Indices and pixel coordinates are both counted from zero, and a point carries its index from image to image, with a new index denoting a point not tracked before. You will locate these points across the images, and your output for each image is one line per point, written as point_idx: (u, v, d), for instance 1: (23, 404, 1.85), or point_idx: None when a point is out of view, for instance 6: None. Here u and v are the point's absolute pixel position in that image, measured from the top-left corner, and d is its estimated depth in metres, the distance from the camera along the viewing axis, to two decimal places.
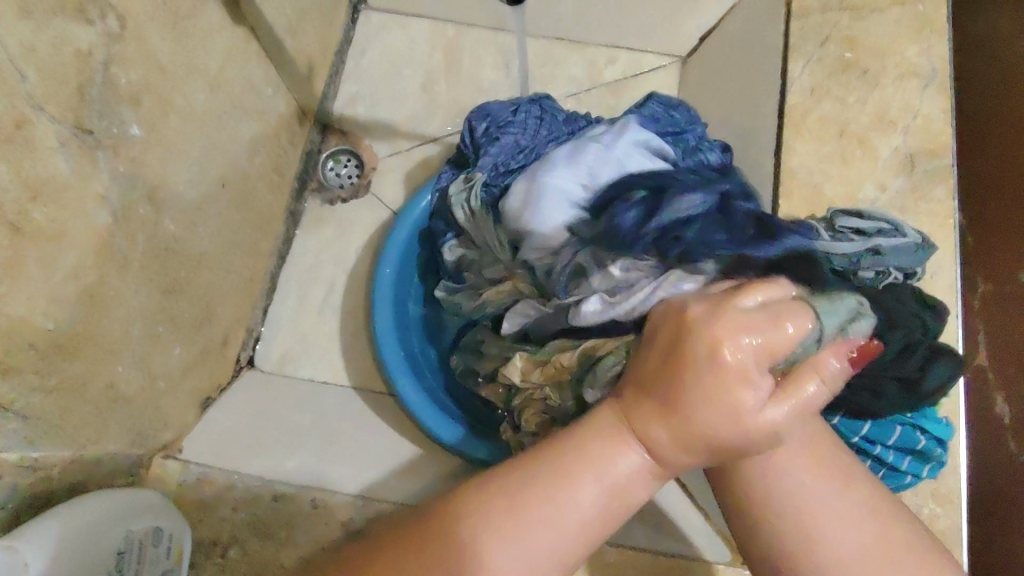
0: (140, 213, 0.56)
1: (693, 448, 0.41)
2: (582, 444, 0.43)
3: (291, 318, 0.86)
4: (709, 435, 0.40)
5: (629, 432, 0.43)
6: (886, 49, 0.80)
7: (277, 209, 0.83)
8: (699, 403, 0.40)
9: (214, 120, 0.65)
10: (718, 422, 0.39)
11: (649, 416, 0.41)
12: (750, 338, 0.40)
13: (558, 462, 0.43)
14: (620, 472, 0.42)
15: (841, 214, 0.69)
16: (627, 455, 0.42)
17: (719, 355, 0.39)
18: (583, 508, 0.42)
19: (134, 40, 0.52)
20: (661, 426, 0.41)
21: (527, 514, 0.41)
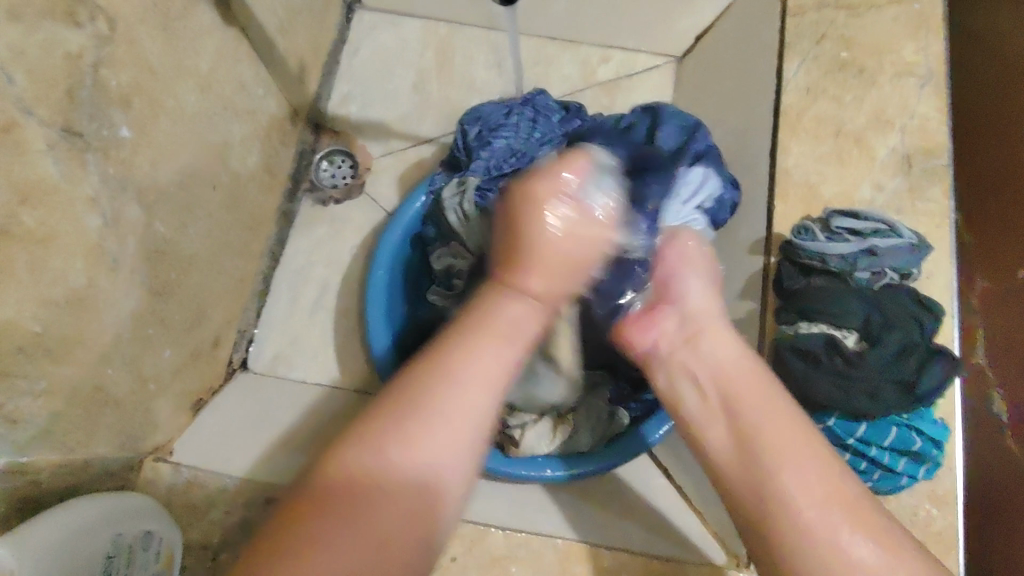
0: (129, 215, 0.55)
1: (553, 286, 0.50)
2: (465, 319, 0.47)
3: (284, 319, 0.86)
4: (560, 270, 0.50)
5: (501, 300, 0.48)
6: (881, 48, 0.79)
7: (269, 210, 0.83)
8: (539, 255, 0.50)
9: (206, 122, 0.65)
10: (556, 260, 0.50)
11: (515, 274, 0.49)
12: (559, 201, 0.53)
13: (449, 353, 0.44)
14: (495, 339, 0.46)
15: (836, 214, 0.68)
16: (498, 325, 0.46)
17: (549, 209, 0.52)
18: (474, 377, 0.43)
19: (125, 42, 0.52)
20: (537, 279, 0.49)
21: (418, 412, 0.41)
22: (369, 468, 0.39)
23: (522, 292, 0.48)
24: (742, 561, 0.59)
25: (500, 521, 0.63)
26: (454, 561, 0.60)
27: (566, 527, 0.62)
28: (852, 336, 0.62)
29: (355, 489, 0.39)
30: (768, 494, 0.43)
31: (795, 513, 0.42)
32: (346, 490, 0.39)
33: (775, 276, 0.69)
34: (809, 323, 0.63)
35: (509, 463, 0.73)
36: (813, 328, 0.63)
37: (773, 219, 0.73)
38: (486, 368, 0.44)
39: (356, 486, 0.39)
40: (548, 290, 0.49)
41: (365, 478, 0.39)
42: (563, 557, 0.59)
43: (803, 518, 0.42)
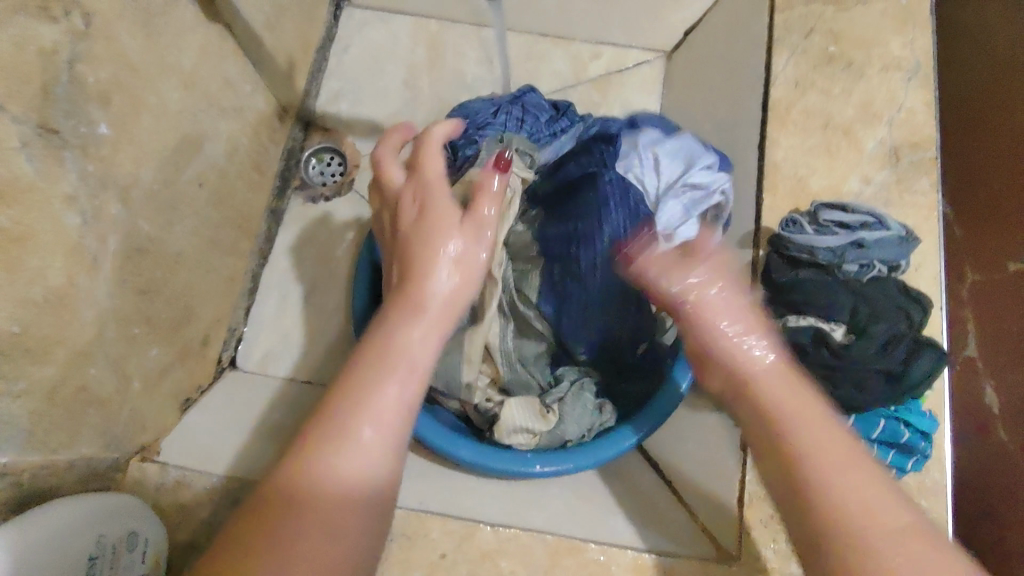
0: (110, 213, 0.55)
1: (451, 291, 0.46)
2: (362, 362, 0.40)
3: (274, 318, 0.85)
4: (449, 268, 0.46)
5: (399, 313, 0.44)
6: (869, 40, 0.79)
7: (257, 207, 0.82)
8: (429, 258, 0.46)
9: (190, 118, 0.64)
10: (431, 249, 0.47)
11: (406, 303, 0.44)
12: (445, 200, 0.50)
13: (340, 408, 0.38)
14: (406, 371, 0.40)
15: (824, 206, 0.68)
16: (420, 318, 0.43)
17: (431, 222, 0.48)
18: (384, 416, 0.38)
19: (103, 38, 0.51)
20: (432, 292, 0.45)
21: (355, 412, 0.38)
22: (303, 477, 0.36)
23: (416, 303, 0.44)
24: (733, 556, 0.59)
25: (489, 516, 0.62)
26: (442, 558, 0.59)
27: (555, 522, 0.62)
28: (840, 328, 0.62)
29: (304, 493, 0.35)
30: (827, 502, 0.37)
31: (844, 501, 0.36)
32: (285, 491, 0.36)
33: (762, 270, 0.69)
34: (797, 315, 0.63)
35: (488, 458, 0.68)
36: (801, 320, 0.63)
37: (761, 212, 0.73)
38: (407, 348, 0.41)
39: (291, 500, 0.35)
40: (439, 305, 0.44)
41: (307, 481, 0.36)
42: (553, 552, 0.59)
43: (855, 507, 0.36)
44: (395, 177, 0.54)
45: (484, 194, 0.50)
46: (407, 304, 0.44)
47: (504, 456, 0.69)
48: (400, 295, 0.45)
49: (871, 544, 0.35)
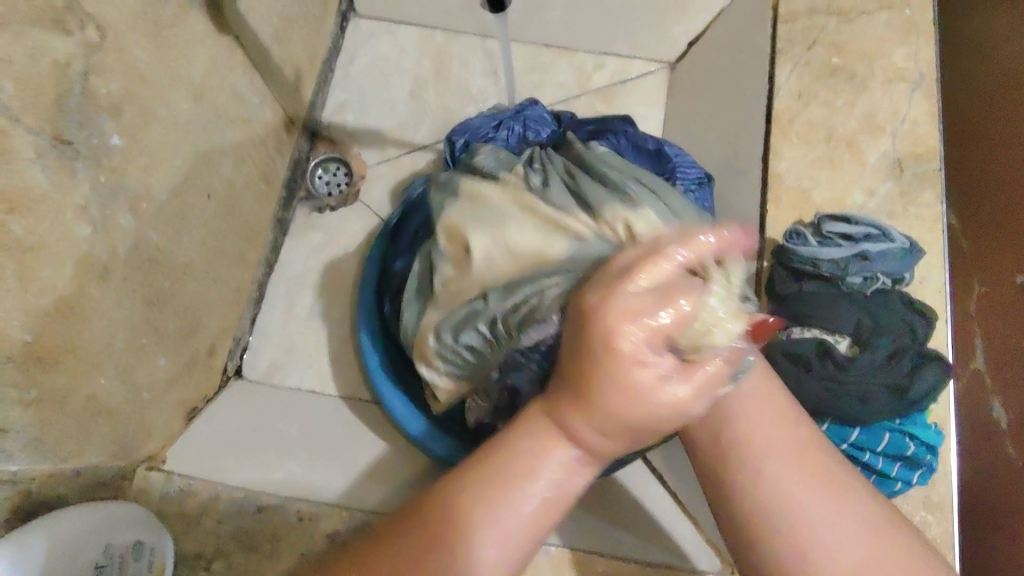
0: (120, 223, 0.55)
1: (616, 444, 0.39)
2: (498, 452, 0.41)
3: (279, 328, 0.86)
4: (626, 430, 0.38)
5: (535, 440, 0.40)
6: (871, 54, 0.80)
7: (264, 217, 0.83)
8: (604, 399, 0.37)
9: (200, 129, 0.65)
10: (634, 424, 0.38)
11: (570, 418, 0.39)
12: (651, 310, 0.37)
13: (462, 478, 0.41)
14: (545, 477, 0.40)
15: (827, 218, 0.68)
16: (568, 444, 0.40)
17: (620, 337, 0.37)
18: (506, 530, 0.39)
19: (114, 50, 0.52)
20: (582, 424, 0.39)
21: (500, 482, 0.40)
22: (450, 547, 0.39)
23: (577, 443, 0.39)
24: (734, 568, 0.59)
25: None
26: None
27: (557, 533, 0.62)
28: (844, 340, 0.62)
29: (428, 530, 0.40)
30: (756, 479, 0.45)
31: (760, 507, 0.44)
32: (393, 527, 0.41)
33: (767, 282, 0.70)
34: (802, 328, 0.63)
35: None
36: (806, 333, 0.63)
37: (766, 224, 0.73)
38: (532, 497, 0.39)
39: (452, 563, 0.39)
40: (604, 449, 0.39)
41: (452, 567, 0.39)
42: (558, 565, 0.60)
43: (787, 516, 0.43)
44: (665, 263, 0.39)
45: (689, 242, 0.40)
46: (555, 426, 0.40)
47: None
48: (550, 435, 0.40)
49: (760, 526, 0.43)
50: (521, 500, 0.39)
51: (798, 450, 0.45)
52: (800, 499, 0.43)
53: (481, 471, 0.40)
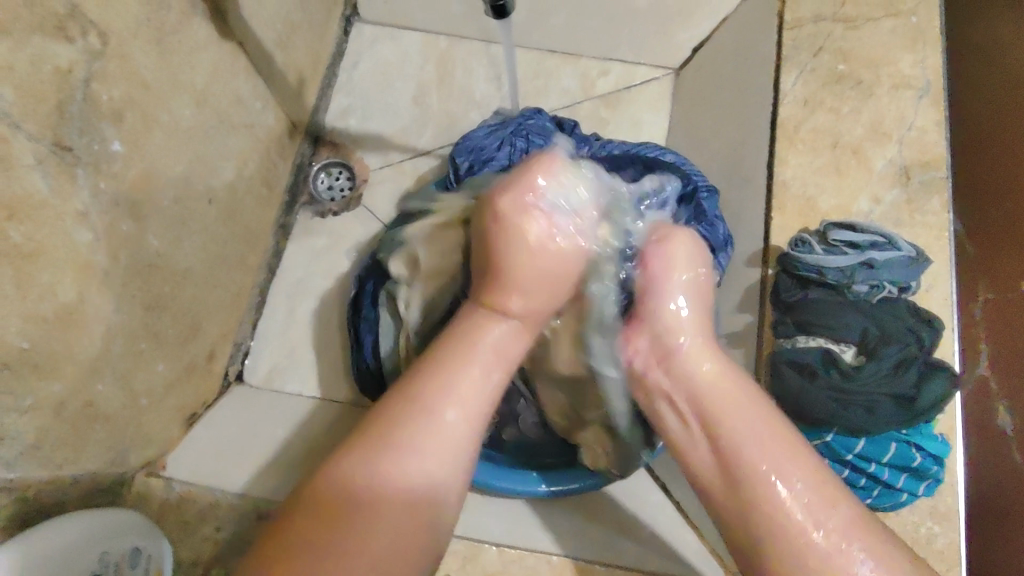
0: (121, 230, 0.55)
1: (534, 297, 0.54)
2: (448, 345, 0.51)
3: (280, 332, 0.85)
4: (541, 285, 0.54)
5: (471, 327, 0.52)
6: (878, 61, 0.80)
7: (265, 222, 0.83)
8: (518, 277, 0.53)
9: (202, 135, 0.65)
10: (541, 277, 0.54)
11: (496, 298, 0.53)
12: (540, 211, 0.54)
13: (422, 376, 0.49)
14: (485, 346, 0.51)
15: (833, 226, 0.68)
16: (505, 322, 0.53)
17: (519, 225, 0.54)
18: (461, 392, 0.48)
19: (116, 57, 0.52)
20: (515, 300, 0.53)
21: (445, 360, 0.50)
22: (413, 436, 0.45)
23: (503, 317, 0.53)
24: None
25: (493, 536, 0.62)
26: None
27: (560, 542, 0.61)
28: (850, 350, 0.62)
29: (377, 500, 0.43)
30: (752, 496, 0.47)
31: (790, 536, 0.45)
32: (349, 497, 0.43)
33: (771, 290, 0.69)
34: (806, 337, 0.63)
35: (499, 477, 0.70)
36: (810, 342, 0.62)
37: (770, 231, 0.72)
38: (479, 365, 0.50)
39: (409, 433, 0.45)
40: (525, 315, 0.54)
41: (422, 433, 0.46)
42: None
43: (788, 524, 0.45)
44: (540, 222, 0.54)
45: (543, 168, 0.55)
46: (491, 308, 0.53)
47: (517, 476, 0.71)
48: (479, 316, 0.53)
49: (761, 531, 0.46)
50: (466, 381, 0.49)
51: (767, 433, 0.49)
52: (801, 498, 0.46)
53: (431, 363, 0.50)
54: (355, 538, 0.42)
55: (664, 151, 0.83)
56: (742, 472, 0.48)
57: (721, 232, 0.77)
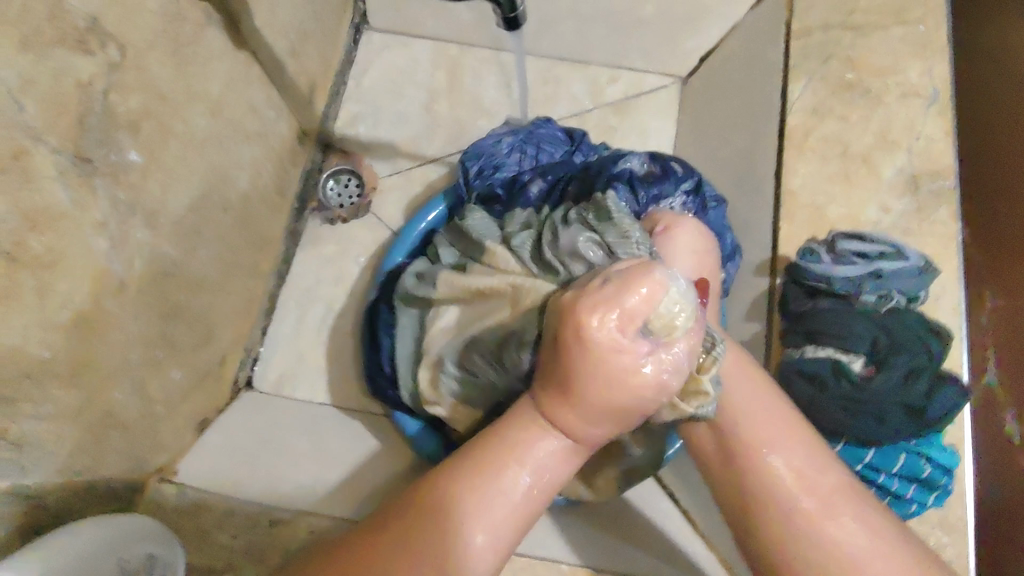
0: (137, 239, 0.56)
1: (604, 428, 0.43)
2: (490, 451, 0.45)
3: (290, 339, 0.86)
4: (606, 415, 0.42)
5: (523, 433, 0.45)
6: (887, 69, 0.80)
7: (277, 229, 0.83)
8: (591, 405, 0.42)
9: (216, 145, 0.66)
10: (615, 407, 0.41)
11: (554, 412, 0.44)
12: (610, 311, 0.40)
13: (463, 484, 0.44)
14: (534, 459, 0.44)
15: (842, 236, 0.68)
16: (562, 441, 0.44)
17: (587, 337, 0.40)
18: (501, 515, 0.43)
19: (134, 69, 0.52)
20: (579, 425, 0.43)
21: (490, 469, 0.44)
22: (450, 531, 0.42)
23: (560, 431, 0.44)
24: None
25: None
26: None
27: (570, 550, 0.61)
28: (859, 360, 0.61)
29: (441, 536, 0.42)
30: (756, 477, 0.48)
31: (776, 495, 0.47)
32: (421, 517, 0.43)
33: (779, 300, 0.70)
34: (815, 347, 0.63)
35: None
36: (819, 352, 0.62)
37: (780, 239, 0.73)
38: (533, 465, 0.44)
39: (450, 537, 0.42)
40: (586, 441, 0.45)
41: (462, 563, 0.42)
42: None
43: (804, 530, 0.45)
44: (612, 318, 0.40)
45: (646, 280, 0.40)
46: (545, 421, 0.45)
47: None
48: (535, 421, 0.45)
49: (773, 524, 0.46)
50: (513, 483, 0.44)
51: (825, 487, 0.46)
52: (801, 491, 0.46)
53: (486, 446, 0.45)
54: (406, 543, 0.42)
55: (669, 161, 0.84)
56: (742, 445, 0.50)
57: (728, 242, 0.78)
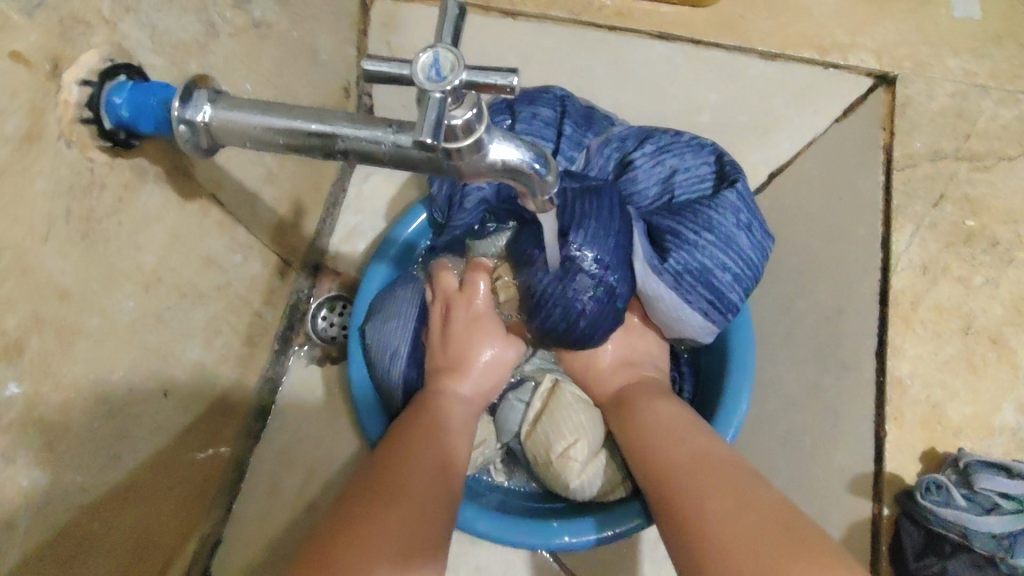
0: (19, 486, 0.41)
1: (477, 381, 0.61)
2: (419, 401, 0.60)
3: (259, 515, 0.69)
4: (484, 374, 0.62)
5: (431, 401, 0.59)
6: (1018, 213, 0.64)
7: (246, 383, 0.68)
8: (466, 359, 0.62)
9: (156, 322, 0.51)
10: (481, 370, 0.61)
11: (444, 382, 0.61)
12: (478, 287, 0.63)
13: (407, 427, 0.56)
14: (450, 408, 0.59)
15: (979, 463, 0.52)
16: (457, 387, 0.61)
17: (466, 302, 0.63)
18: (435, 446, 0.54)
19: (10, 277, 0.38)
20: (464, 382, 0.61)
21: (422, 416, 0.57)
22: (398, 483, 0.50)
23: (452, 394, 0.60)
24: None
25: None
26: None
27: None
28: None
29: (403, 471, 0.51)
30: (660, 450, 0.53)
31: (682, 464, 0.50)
32: (382, 480, 0.50)
33: (890, 541, 0.53)
34: None
35: (515, 529, 0.57)
36: None
37: (884, 447, 0.56)
38: (453, 417, 0.58)
39: (396, 479, 0.50)
40: (467, 388, 0.61)
41: (404, 492, 0.49)
42: None
43: (687, 464, 0.50)
44: (477, 292, 0.63)
45: (481, 271, 0.63)
46: (447, 379, 0.61)
47: (536, 523, 0.58)
48: (438, 394, 0.60)
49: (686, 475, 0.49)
50: (441, 421, 0.57)
51: (669, 429, 0.54)
52: (676, 450, 0.52)
53: (419, 399, 0.60)
54: (382, 507, 0.47)
55: (662, 152, 0.63)
56: (646, 430, 0.56)
57: (742, 249, 0.59)
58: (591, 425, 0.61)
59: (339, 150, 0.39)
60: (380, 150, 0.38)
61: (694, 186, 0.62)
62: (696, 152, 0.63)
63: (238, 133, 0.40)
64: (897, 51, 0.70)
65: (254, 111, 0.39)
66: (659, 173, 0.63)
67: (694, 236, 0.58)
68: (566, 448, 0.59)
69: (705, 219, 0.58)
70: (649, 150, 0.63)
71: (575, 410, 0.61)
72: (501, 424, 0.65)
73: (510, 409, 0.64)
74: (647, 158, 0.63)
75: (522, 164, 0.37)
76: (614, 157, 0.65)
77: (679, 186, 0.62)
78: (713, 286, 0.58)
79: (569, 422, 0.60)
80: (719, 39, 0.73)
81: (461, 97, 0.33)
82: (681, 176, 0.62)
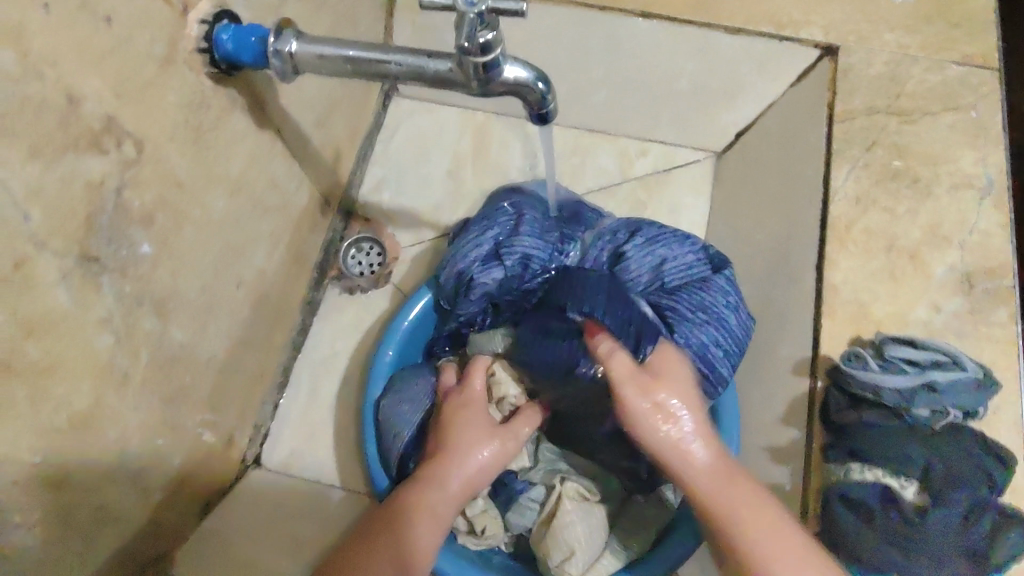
0: (145, 329, 0.54)
1: (469, 470, 0.64)
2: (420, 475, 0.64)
3: (302, 412, 0.82)
4: (476, 466, 0.64)
5: (424, 484, 0.63)
6: (937, 157, 0.76)
7: (292, 299, 0.81)
8: (459, 448, 0.65)
9: (235, 224, 0.64)
10: (472, 464, 0.64)
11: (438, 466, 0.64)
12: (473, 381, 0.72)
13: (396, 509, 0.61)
14: (436, 493, 0.62)
15: (892, 340, 0.64)
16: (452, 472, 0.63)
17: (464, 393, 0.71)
18: (403, 535, 0.60)
19: (150, 162, 0.51)
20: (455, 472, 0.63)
21: (419, 499, 0.62)
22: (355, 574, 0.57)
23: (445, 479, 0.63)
24: None
25: None
26: None
27: None
28: (911, 485, 0.58)
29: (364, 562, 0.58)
30: (748, 533, 0.54)
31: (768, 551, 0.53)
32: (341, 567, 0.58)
33: (820, 407, 0.65)
34: (862, 466, 0.60)
35: None
36: (867, 473, 0.59)
37: (820, 336, 0.68)
38: (438, 504, 0.62)
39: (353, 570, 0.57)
40: (458, 480, 0.63)
41: None
42: None
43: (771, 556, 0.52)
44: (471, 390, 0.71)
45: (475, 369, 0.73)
46: (442, 463, 0.64)
47: None
48: (429, 471, 0.64)
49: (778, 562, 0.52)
50: (423, 508, 0.61)
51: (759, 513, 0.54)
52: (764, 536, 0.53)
53: (421, 473, 0.64)
54: None
55: (650, 244, 0.77)
56: (730, 512, 0.54)
57: (730, 329, 0.72)
58: (594, 527, 0.69)
59: (390, 74, 0.52)
60: (421, 72, 0.51)
61: (680, 273, 0.76)
62: (682, 244, 0.77)
63: (316, 63, 0.53)
64: (843, 28, 0.84)
65: (327, 45, 0.53)
66: (650, 262, 0.76)
67: (689, 313, 0.71)
68: (567, 552, 0.67)
69: (697, 303, 0.72)
70: (639, 242, 0.77)
71: (582, 521, 0.68)
72: (514, 515, 0.73)
73: (523, 509, 0.73)
74: (639, 255, 0.76)
75: (528, 81, 0.50)
76: (607, 249, 0.79)
77: (667, 273, 0.76)
78: (709, 363, 0.70)
79: (574, 529, 0.67)
80: (693, 17, 0.86)
81: (486, 21, 0.46)
82: (669, 265, 0.76)
